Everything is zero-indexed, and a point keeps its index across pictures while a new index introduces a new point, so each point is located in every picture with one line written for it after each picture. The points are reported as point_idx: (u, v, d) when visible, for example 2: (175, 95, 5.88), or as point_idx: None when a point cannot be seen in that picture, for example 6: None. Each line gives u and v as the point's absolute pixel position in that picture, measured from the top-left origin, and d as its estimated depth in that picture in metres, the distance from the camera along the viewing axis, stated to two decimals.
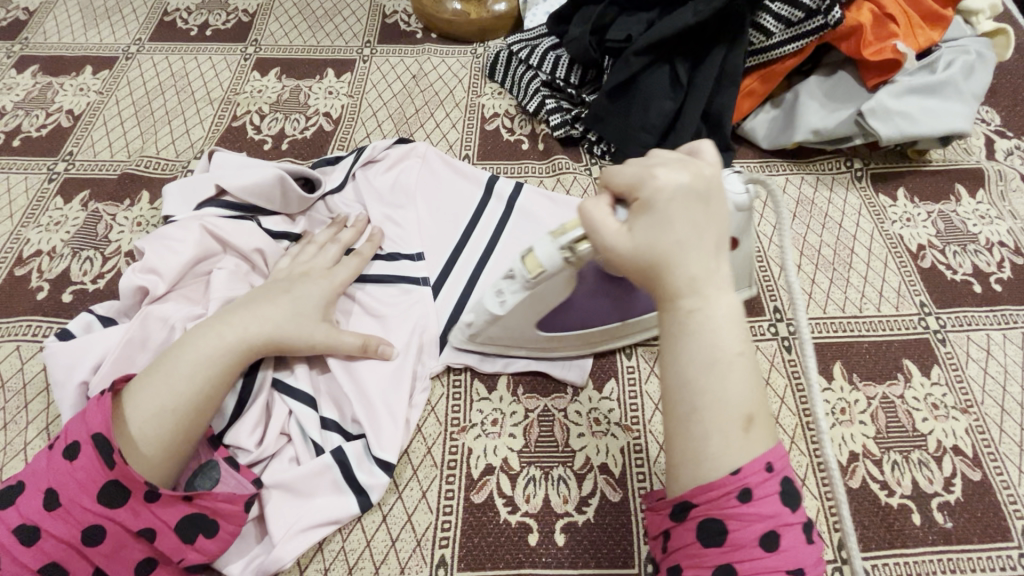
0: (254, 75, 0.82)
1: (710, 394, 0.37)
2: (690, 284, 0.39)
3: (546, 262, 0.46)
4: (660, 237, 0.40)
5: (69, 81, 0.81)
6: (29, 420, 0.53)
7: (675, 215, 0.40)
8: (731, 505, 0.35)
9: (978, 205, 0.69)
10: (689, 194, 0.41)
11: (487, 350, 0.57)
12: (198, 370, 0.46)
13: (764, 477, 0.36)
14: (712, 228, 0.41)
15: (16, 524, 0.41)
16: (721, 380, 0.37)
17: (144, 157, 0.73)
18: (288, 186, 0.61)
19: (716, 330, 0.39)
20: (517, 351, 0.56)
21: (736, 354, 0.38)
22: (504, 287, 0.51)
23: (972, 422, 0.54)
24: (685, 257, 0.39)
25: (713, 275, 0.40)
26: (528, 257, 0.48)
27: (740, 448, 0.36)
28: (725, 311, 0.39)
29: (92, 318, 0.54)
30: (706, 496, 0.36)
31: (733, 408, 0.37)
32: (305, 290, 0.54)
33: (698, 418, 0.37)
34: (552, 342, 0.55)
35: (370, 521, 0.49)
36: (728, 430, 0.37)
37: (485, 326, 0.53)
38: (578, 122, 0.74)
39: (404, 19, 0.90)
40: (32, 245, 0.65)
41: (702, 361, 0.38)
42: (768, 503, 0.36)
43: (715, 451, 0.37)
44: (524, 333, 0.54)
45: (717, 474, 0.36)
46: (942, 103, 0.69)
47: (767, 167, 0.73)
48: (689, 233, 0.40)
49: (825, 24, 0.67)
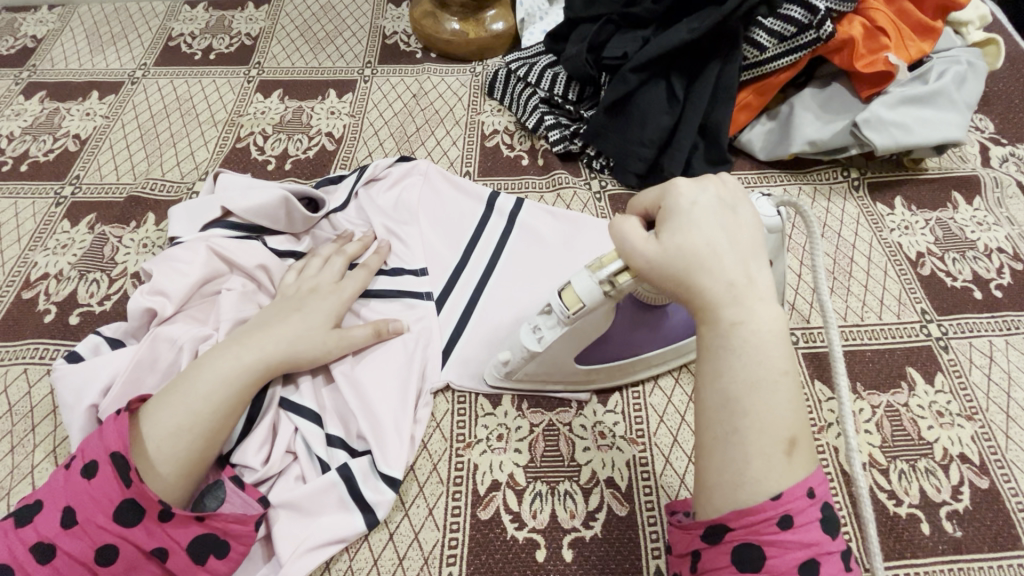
0: (258, 97, 0.83)
1: (753, 415, 0.36)
2: (730, 293, 0.38)
3: (586, 296, 0.46)
4: (691, 242, 0.40)
5: (76, 107, 0.83)
6: (36, 443, 0.53)
7: (702, 220, 0.41)
8: (771, 531, 0.35)
9: (976, 212, 0.69)
10: (714, 202, 0.42)
11: (523, 386, 0.56)
12: (222, 389, 0.47)
13: (806, 503, 0.35)
14: (748, 236, 0.41)
15: (33, 541, 0.41)
16: (764, 401, 0.36)
17: (150, 179, 0.74)
18: (292, 207, 0.62)
19: (760, 344, 0.37)
20: (552, 387, 0.56)
21: (782, 373, 0.37)
22: (541, 322, 0.51)
23: (977, 429, 0.54)
24: (722, 264, 0.39)
25: (753, 284, 0.39)
26: (566, 291, 0.47)
27: (782, 473, 0.36)
28: (770, 324, 0.38)
29: (100, 339, 0.55)
30: (742, 522, 0.35)
31: (777, 431, 0.36)
32: (314, 306, 0.55)
33: (739, 439, 0.36)
34: (588, 376, 0.55)
35: (377, 539, 0.49)
36: (771, 453, 0.36)
37: (521, 362, 0.53)
38: (577, 138, 0.75)
39: (403, 39, 0.92)
40: (40, 268, 0.66)
41: (745, 381, 0.37)
42: (807, 530, 0.35)
43: (756, 474, 0.36)
44: (561, 368, 0.54)
45: (757, 499, 0.36)
46: (935, 112, 0.70)
47: (765, 178, 0.74)
48: (723, 239, 0.40)
49: (817, 39, 0.68)
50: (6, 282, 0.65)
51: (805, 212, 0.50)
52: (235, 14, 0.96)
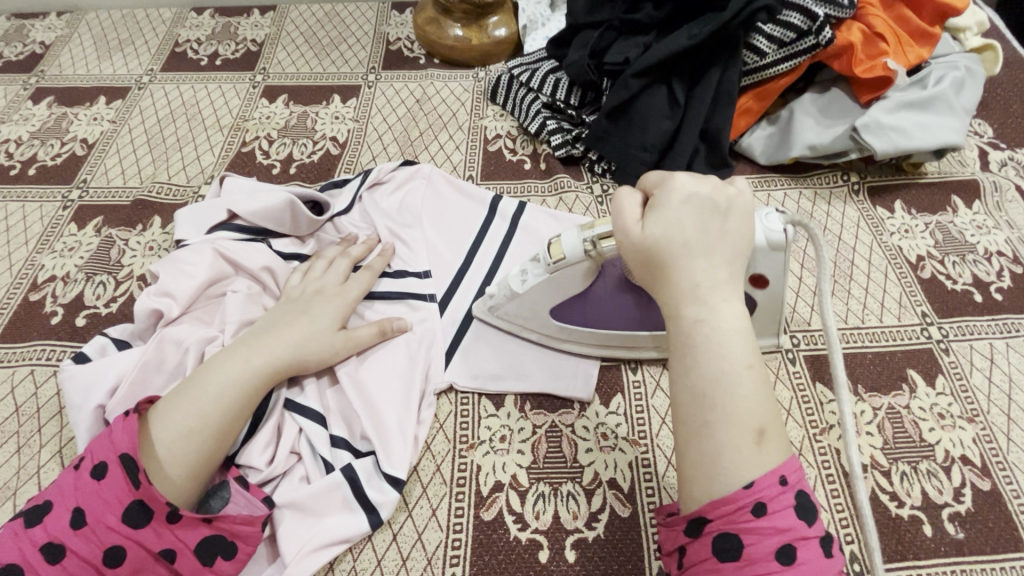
0: (263, 102, 0.84)
1: (722, 408, 0.37)
2: (693, 292, 0.40)
3: (569, 251, 0.51)
4: (672, 237, 0.41)
5: (84, 112, 0.84)
6: (43, 444, 0.54)
7: (688, 217, 0.42)
8: (745, 519, 0.35)
9: (975, 216, 0.70)
10: (705, 202, 0.43)
11: (503, 327, 0.60)
12: (232, 391, 0.48)
13: (777, 490, 0.36)
14: (729, 239, 0.42)
15: (42, 542, 0.42)
16: (731, 394, 0.37)
17: (156, 183, 0.75)
18: (298, 210, 0.63)
19: (723, 341, 0.39)
20: (528, 334, 0.60)
21: (745, 367, 0.38)
22: (528, 270, 0.56)
23: (979, 431, 0.54)
24: (690, 262, 0.41)
25: (717, 284, 0.40)
26: (553, 244, 0.52)
27: (753, 463, 0.36)
28: (734, 321, 0.39)
29: (107, 341, 0.55)
30: (719, 512, 0.36)
31: (745, 422, 0.37)
32: (320, 308, 0.56)
33: (710, 432, 0.37)
34: (564, 333, 0.58)
35: (380, 540, 0.49)
36: (741, 444, 0.37)
37: (503, 302, 0.58)
38: (579, 142, 0.76)
39: (407, 45, 0.93)
40: (47, 271, 0.66)
41: (712, 376, 0.38)
42: (783, 516, 0.35)
43: (728, 465, 0.36)
44: (537, 318, 0.58)
45: (730, 489, 0.36)
46: (934, 117, 0.70)
47: (766, 182, 0.74)
48: (702, 237, 0.41)
49: (816, 44, 0.69)
50: (14, 284, 0.65)
51: (813, 232, 0.49)
52: (240, 21, 0.97)
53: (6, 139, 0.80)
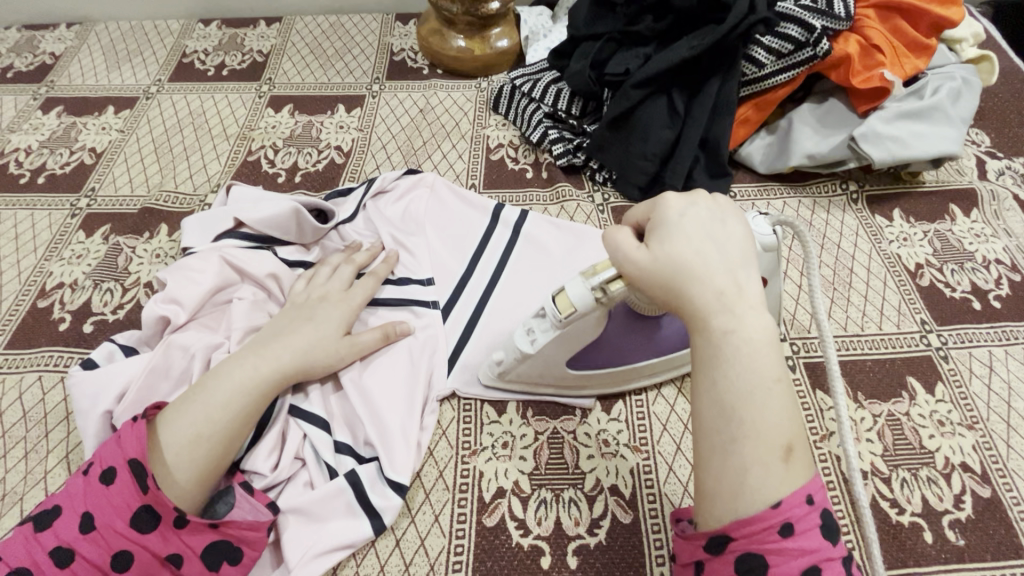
0: (269, 112, 0.86)
1: (749, 422, 0.37)
2: (719, 302, 0.40)
3: (579, 300, 0.48)
4: (680, 250, 0.41)
5: (93, 121, 0.85)
6: (49, 449, 0.54)
7: (692, 230, 0.42)
8: (773, 539, 0.35)
9: (973, 224, 0.70)
10: (705, 213, 0.43)
11: (517, 387, 0.57)
12: (239, 398, 0.48)
13: (805, 510, 0.36)
14: (737, 248, 0.42)
15: (52, 545, 0.42)
16: (759, 408, 0.37)
17: (163, 192, 0.76)
18: (303, 218, 0.64)
19: (751, 353, 0.38)
20: (545, 390, 0.57)
21: (774, 380, 0.38)
22: (535, 325, 0.53)
23: (979, 438, 0.55)
24: (712, 272, 0.40)
25: (742, 293, 0.40)
26: (560, 296, 0.49)
27: (782, 479, 0.36)
28: (760, 332, 0.39)
29: (114, 347, 0.56)
30: (746, 531, 0.36)
31: (773, 437, 0.37)
32: (325, 314, 0.57)
33: (737, 447, 0.37)
34: (581, 380, 0.56)
35: (383, 545, 0.49)
36: (769, 460, 0.37)
37: (514, 364, 0.54)
38: (580, 151, 0.77)
39: (410, 56, 0.94)
40: (55, 277, 0.67)
41: (739, 388, 0.38)
42: (808, 537, 0.36)
43: (756, 481, 0.36)
44: (553, 370, 0.55)
45: (758, 507, 0.36)
46: (931, 127, 0.71)
47: (765, 191, 0.75)
48: (710, 249, 0.41)
49: (813, 56, 0.70)
50: (22, 291, 0.66)
51: (801, 233, 0.49)
52: (247, 32, 0.99)
53: (16, 148, 0.82)
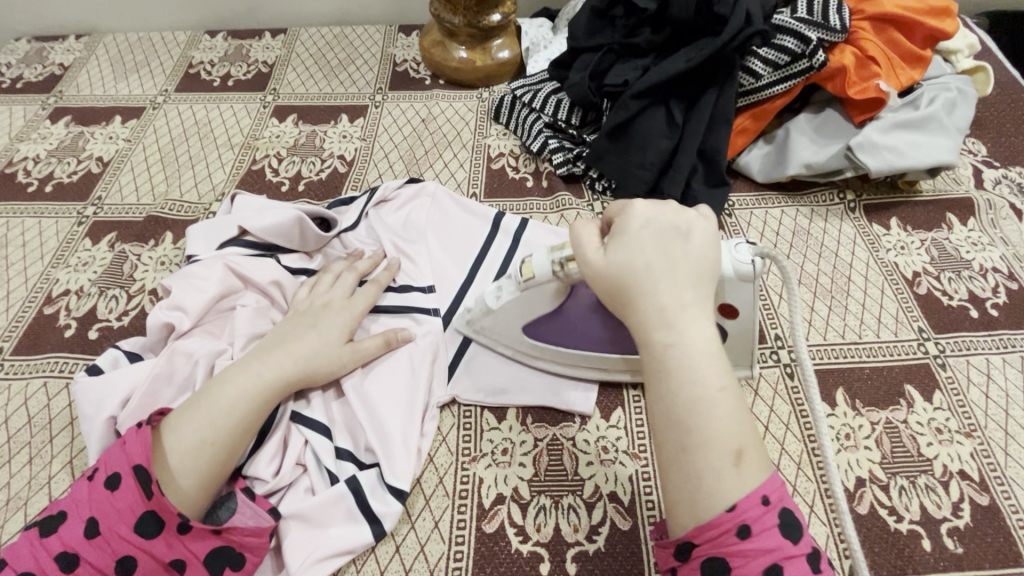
0: (273, 122, 0.87)
1: (697, 431, 0.38)
2: (660, 316, 0.41)
3: (539, 269, 0.53)
4: (631, 262, 0.43)
5: (100, 131, 0.86)
6: (54, 454, 0.55)
7: (646, 242, 0.43)
8: (731, 542, 0.36)
9: (970, 233, 0.71)
10: (665, 227, 0.44)
11: (480, 340, 0.61)
12: (243, 404, 0.49)
13: (761, 511, 0.36)
14: (692, 261, 0.43)
15: (58, 550, 0.43)
16: (706, 416, 0.38)
17: (169, 200, 0.77)
18: (306, 226, 0.65)
19: (693, 364, 0.40)
20: (502, 350, 0.61)
21: (719, 389, 0.39)
22: (503, 286, 0.57)
23: (976, 446, 0.55)
24: (656, 286, 0.42)
25: (685, 306, 0.41)
26: (525, 264, 0.55)
27: (734, 483, 0.37)
28: (701, 343, 0.40)
29: (119, 353, 0.57)
30: (705, 537, 0.37)
31: (722, 443, 0.38)
32: (328, 321, 0.57)
33: (689, 456, 0.38)
34: (536, 352, 0.59)
35: (383, 551, 0.50)
36: (720, 465, 0.37)
37: (480, 315, 0.59)
38: (580, 161, 0.78)
39: (413, 67, 0.95)
40: (61, 285, 0.68)
41: (686, 400, 0.39)
42: (767, 536, 0.36)
43: (709, 487, 0.37)
44: (511, 334, 0.59)
45: (714, 513, 0.37)
46: (927, 137, 0.72)
47: (763, 200, 0.76)
48: (659, 263, 0.43)
49: (810, 67, 0.72)
50: (29, 298, 0.67)
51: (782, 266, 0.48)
52: (252, 43, 1.01)
53: (24, 157, 0.83)
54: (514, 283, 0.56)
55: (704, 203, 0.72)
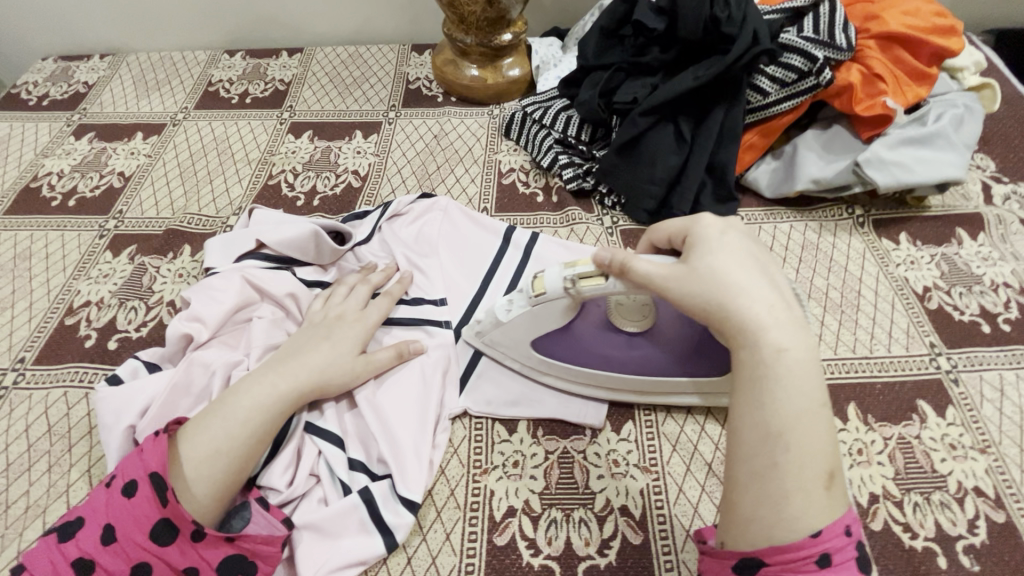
0: (289, 138, 0.89)
1: (795, 450, 0.38)
2: (768, 326, 0.41)
3: (551, 286, 0.53)
4: (731, 275, 0.43)
5: (122, 147, 0.89)
6: (72, 463, 0.56)
7: (741, 261, 0.45)
8: (809, 568, 0.36)
9: (980, 248, 0.71)
10: (753, 251, 0.46)
11: (487, 352, 0.62)
12: (258, 415, 0.50)
13: (843, 542, 0.37)
14: (778, 284, 0.45)
15: (75, 556, 0.44)
16: (803, 437, 0.38)
17: (187, 214, 0.79)
18: (321, 240, 0.66)
19: (798, 380, 0.40)
20: (511, 364, 0.61)
21: (817, 411, 0.39)
22: (515, 299, 0.57)
23: (991, 462, 0.54)
24: (759, 300, 0.42)
25: (787, 325, 0.42)
26: (537, 279, 0.54)
27: (823, 509, 0.37)
28: (802, 363, 0.41)
29: (138, 363, 0.58)
30: (780, 557, 0.37)
31: (816, 467, 0.38)
32: (341, 333, 0.58)
33: (780, 474, 0.38)
34: (544, 366, 0.59)
35: (395, 563, 0.50)
36: (810, 488, 0.38)
37: (490, 329, 0.59)
38: (590, 176, 0.79)
39: (426, 84, 0.98)
40: (82, 296, 0.70)
41: (782, 416, 0.39)
42: (845, 568, 0.37)
43: (797, 509, 0.37)
44: (520, 347, 0.59)
45: (797, 537, 0.37)
46: (934, 153, 0.72)
47: (772, 215, 0.77)
48: (760, 281, 0.44)
49: (817, 84, 0.73)
50: (51, 309, 0.69)
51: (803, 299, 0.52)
52: (269, 62, 1.04)
53: (49, 172, 0.86)
54: (525, 298, 0.56)
55: None
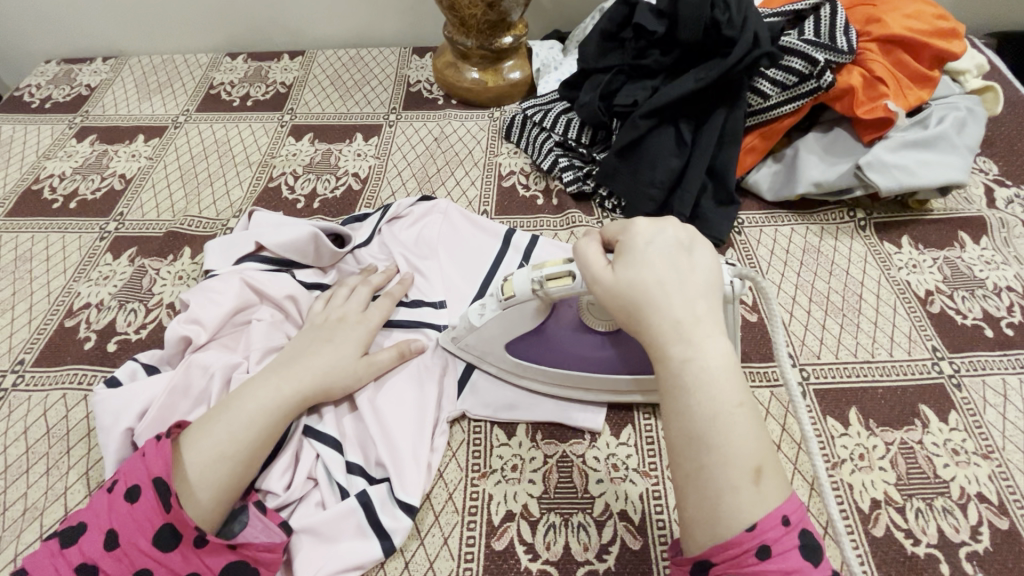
0: (290, 140, 0.89)
1: (719, 448, 0.38)
2: (676, 329, 0.41)
3: (519, 288, 0.53)
4: (642, 277, 0.43)
5: (124, 149, 0.89)
6: (71, 465, 0.56)
7: (655, 258, 0.44)
8: (752, 562, 0.35)
9: (983, 251, 0.71)
10: (671, 243, 0.45)
11: (462, 357, 0.61)
12: (262, 419, 0.50)
13: (781, 531, 0.36)
14: (698, 274, 0.43)
15: (78, 562, 0.43)
16: (725, 433, 0.38)
17: (188, 216, 0.79)
18: (321, 243, 0.66)
19: (712, 378, 0.39)
20: (489, 367, 0.61)
21: (737, 405, 0.39)
22: (486, 302, 0.57)
23: (995, 468, 0.54)
24: (670, 300, 0.41)
25: (699, 321, 0.41)
26: (506, 283, 0.54)
27: (755, 502, 0.37)
28: (718, 357, 0.40)
29: (137, 366, 0.58)
30: (725, 556, 0.36)
31: (742, 462, 0.37)
32: (343, 336, 0.58)
33: (707, 474, 0.38)
34: (519, 369, 0.59)
35: (392, 568, 0.50)
36: (740, 483, 0.37)
37: (465, 333, 0.59)
38: (590, 179, 0.79)
39: (426, 87, 0.98)
40: (82, 298, 0.70)
41: (703, 417, 0.38)
42: (788, 558, 0.35)
43: (730, 506, 0.37)
44: (494, 350, 0.59)
45: (734, 532, 0.36)
46: (937, 156, 0.72)
47: (773, 218, 0.76)
48: (676, 278, 0.43)
49: (818, 87, 0.72)
50: (51, 311, 0.69)
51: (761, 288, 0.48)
52: (271, 64, 1.04)
53: (51, 174, 0.86)
54: (497, 301, 0.56)
55: (713, 221, 0.73)
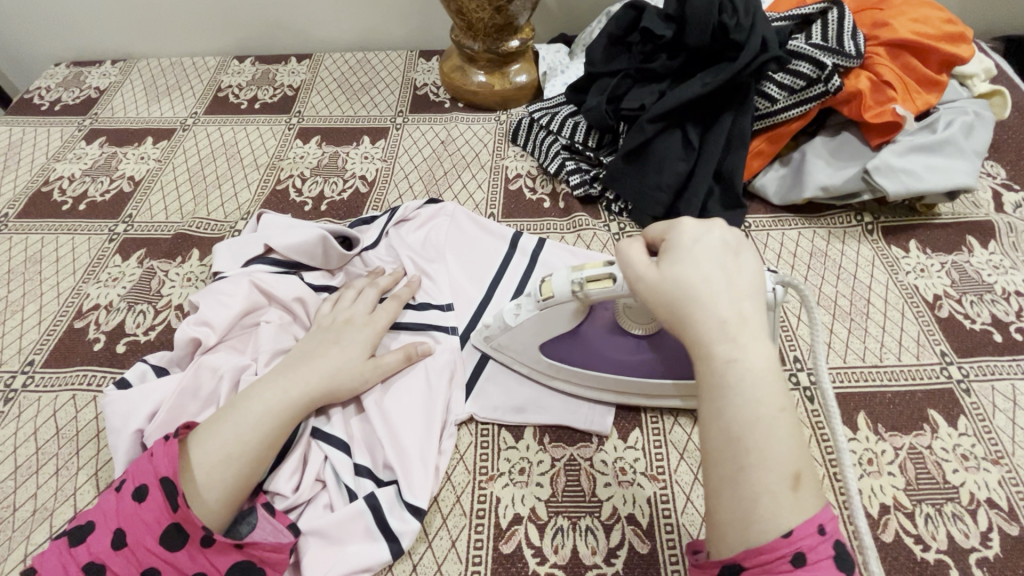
0: (297, 143, 0.90)
1: (758, 451, 0.37)
2: (722, 330, 0.40)
3: (559, 290, 0.53)
4: (687, 276, 0.42)
5: (132, 151, 0.90)
6: (80, 466, 0.56)
7: (702, 259, 0.43)
8: (785, 569, 0.35)
9: (991, 256, 0.70)
10: (719, 244, 0.44)
11: (495, 356, 0.62)
12: (269, 419, 0.50)
13: (817, 540, 0.35)
14: (745, 277, 0.43)
15: (86, 560, 0.44)
16: (765, 436, 0.37)
17: (196, 219, 0.79)
18: (329, 245, 0.66)
19: (754, 381, 0.39)
20: (519, 368, 0.61)
21: (779, 410, 0.38)
22: (522, 302, 0.57)
23: (1004, 473, 0.54)
24: (716, 301, 0.41)
25: (745, 324, 0.41)
26: (544, 283, 0.55)
27: (791, 509, 0.36)
28: (762, 361, 0.39)
29: (147, 367, 0.58)
30: (757, 560, 0.36)
31: (780, 467, 0.37)
32: (350, 337, 0.58)
33: (744, 476, 0.37)
34: (552, 370, 0.59)
35: (400, 570, 0.50)
36: (777, 488, 0.36)
37: (498, 332, 0.59)
38: (597, 182, 0.79)
39: (433, 91, 0.98)
40: (92, 299, 0.70)
41: (743, 418, 0.38)
42: (823, 568, 0.35)
43: (765, 510, 0.36)
44: (527, 351, 0.59)
45: (768, 537, 0.36)
46: (945, 161, 0.72)
47: (780, 222, 0.76)
48: (723, 278, 0.42)
49: (825, 91, 0.72)
50: (60, 312, 0.69)
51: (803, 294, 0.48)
52: (278, 67, 1.04)
53: (60, 176, 0.86)
54: (534, 301, 0.56)
55: None
